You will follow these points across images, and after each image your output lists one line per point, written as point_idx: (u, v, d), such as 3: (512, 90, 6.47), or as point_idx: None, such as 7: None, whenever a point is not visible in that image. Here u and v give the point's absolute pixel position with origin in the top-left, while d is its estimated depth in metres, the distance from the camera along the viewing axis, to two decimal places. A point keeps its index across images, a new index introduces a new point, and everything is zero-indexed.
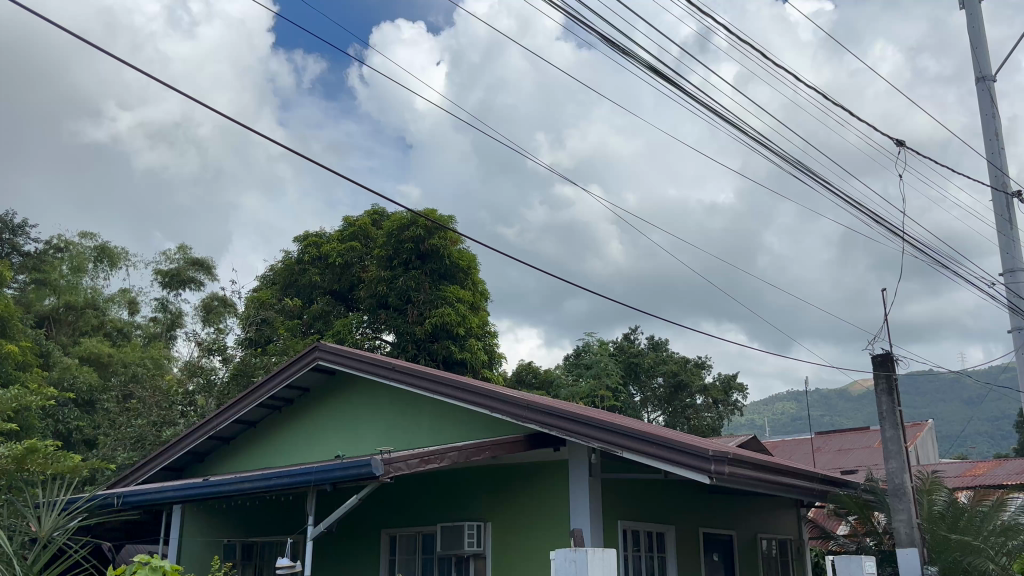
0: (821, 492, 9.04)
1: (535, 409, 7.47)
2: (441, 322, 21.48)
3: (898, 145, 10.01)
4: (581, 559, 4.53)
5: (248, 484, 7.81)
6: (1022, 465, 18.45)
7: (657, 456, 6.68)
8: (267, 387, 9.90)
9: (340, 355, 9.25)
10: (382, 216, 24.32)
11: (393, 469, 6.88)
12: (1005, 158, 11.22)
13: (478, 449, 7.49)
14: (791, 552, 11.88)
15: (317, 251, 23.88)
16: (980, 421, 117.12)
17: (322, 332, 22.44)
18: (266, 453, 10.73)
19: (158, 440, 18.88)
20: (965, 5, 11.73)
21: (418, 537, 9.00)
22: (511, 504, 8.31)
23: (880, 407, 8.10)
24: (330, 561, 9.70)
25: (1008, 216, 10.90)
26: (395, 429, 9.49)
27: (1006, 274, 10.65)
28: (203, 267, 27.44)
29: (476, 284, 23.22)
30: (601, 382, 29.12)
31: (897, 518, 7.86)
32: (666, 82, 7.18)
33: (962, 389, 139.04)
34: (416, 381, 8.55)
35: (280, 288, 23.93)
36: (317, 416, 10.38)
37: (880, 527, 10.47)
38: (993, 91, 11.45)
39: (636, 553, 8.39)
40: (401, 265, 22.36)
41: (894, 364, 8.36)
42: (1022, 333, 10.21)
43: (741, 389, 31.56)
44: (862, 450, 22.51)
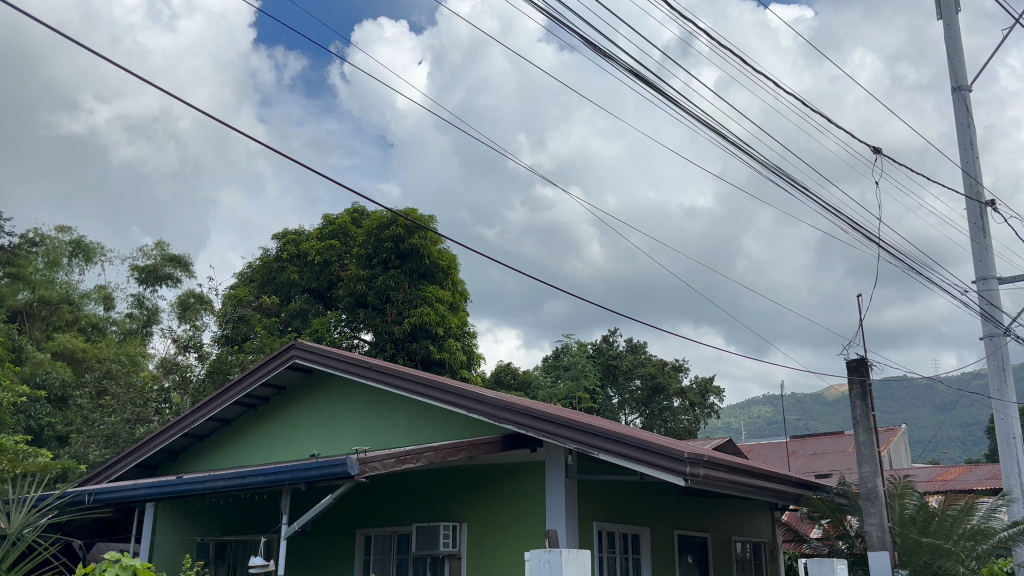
0: (796, 496, 9.10)
1: (512, 409, 7.48)
2: (420, 321, 21.45)
3: (875, 152, 10.16)
4: (555, 559, 4.53)
5: (222, 482, 7.75)
6: (992, 471, 18.70)
7: (634, 458, 6.70)
8: (243, 384, 9.83)
9: (317, 353, 9.19)
10: (362, 214, 24.25)
11: (368, 468, 6.86)
12: (980, 168, 11.38)
13: (454, 449, 7.48)
14: (765, 555, 11.97)
15: (295, 248, 23.74)
16: (953, 427, 118.50)
17: (299, 330, 22.38)
18: (240, 451, 10.66)
19: (132, 438, 18.74)
20: (943, 14, 11.88)
21: (393, 537, 8.97)
22: (487, 505, 8.31)
23: (854, 412, 8.18)
24: (304, 561, 9.64)
25: (981, 224, 11.04)
26: (373, 428, 9.45)
27: (979, 281, 10.83)
28: (181, 264, 27.15)
29: (455, 285, 23.18)
30: (579, 384, 29.20)
31: (869, 522, 7.94)
32: (647, 85, 7.21)
33: (935, 395, 140.71)
34: (394, 380, 8.52)
35: (257, 286, 23.78)
36: (293, 415, 10.32)
37: (852, 530, 10.50)
38: (968, 100, 11.62)
39: (611, 555, 8.42)
40: (381, 264, 22.31)
41: (868, 369, 8.46)
42: (993, 340, 10.37)
43: (718, 393, 31.77)
44: (837, 454, 22.73)
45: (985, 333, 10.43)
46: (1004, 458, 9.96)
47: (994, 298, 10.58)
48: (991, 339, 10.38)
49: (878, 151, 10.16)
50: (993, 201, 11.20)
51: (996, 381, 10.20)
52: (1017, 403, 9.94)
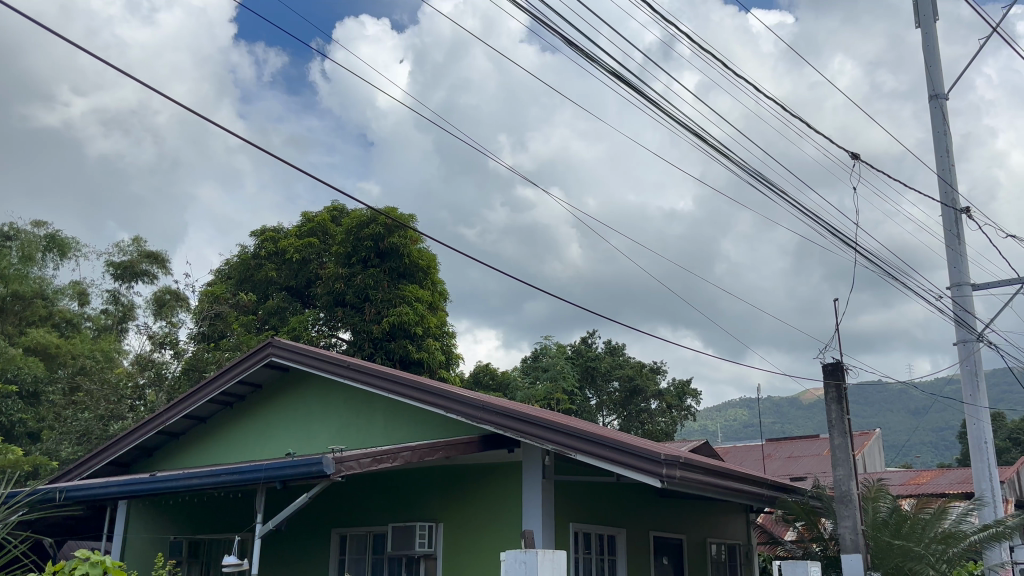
0: (771, 498, 9.16)
1: (490, 409, 7.47)
2: (399, 320, 21.38)
3: (853, 157, 10.26)
4: (531, 559, 4.52)
5: (196, 480, 7.68)
6: (965, 474, 18.90)
7: (610, 459, 6.71)
8: (219, 382, 9.75)
9: (294, 351, 9.13)
10: (341, 212, 24.12)
11: (344, 467, 6.83)
12: (956, 175, 11.50)
13: (431, 449, 7.45)
14: (739, 556, 12.02)
15: (273, 246, 23.57)
16: (926, 431, 119.75)
17: (277, 328, 22.26)
18: (214, 449, 10.59)
19: (105, 434, 18.59)
20: (921, 23, 12.01)
21: (369, 537, 8.93)
22: (464, 506, 8.29)
23: (830, 415, 8.24)
24: (278, 561, 9.58)
25: (956, 230, 11.16)
26: (349, 427, 9.41)
27: (953, 287, 10.94)
28: (157, 260, 26.87)
29: (435, 284, 23.09)
30: (557, 385, 29.23)
31: (842, 525, 8.00)
32: (629, 88, 7.21)
33: (909, 399, 142.20)
34: (371, 379, 8.48)
35: (234, 283, 23.60)
36: (268, 413, 10.25)
37: (826, 533, 10.59)
38: (945, 109, 11.74)
39: (587, 556, 8.42)
40: (360, 262, 22.19)
41: (844, 373, 8.51)
42: (966, 345, 10.48)
43: (695, 395, 31.90)
44: (812, 458, 22.88)
45: (958, 338, 10.54)
46: (975, 462, 10.09)
47: (968, 304, 10.71)
48: (964, 344, 10.49)
49: (856, 156, 10.26)
50: (968, 208, 11.32)
51: (968, 386, 10.32)
52: (989, 408, 10.06)
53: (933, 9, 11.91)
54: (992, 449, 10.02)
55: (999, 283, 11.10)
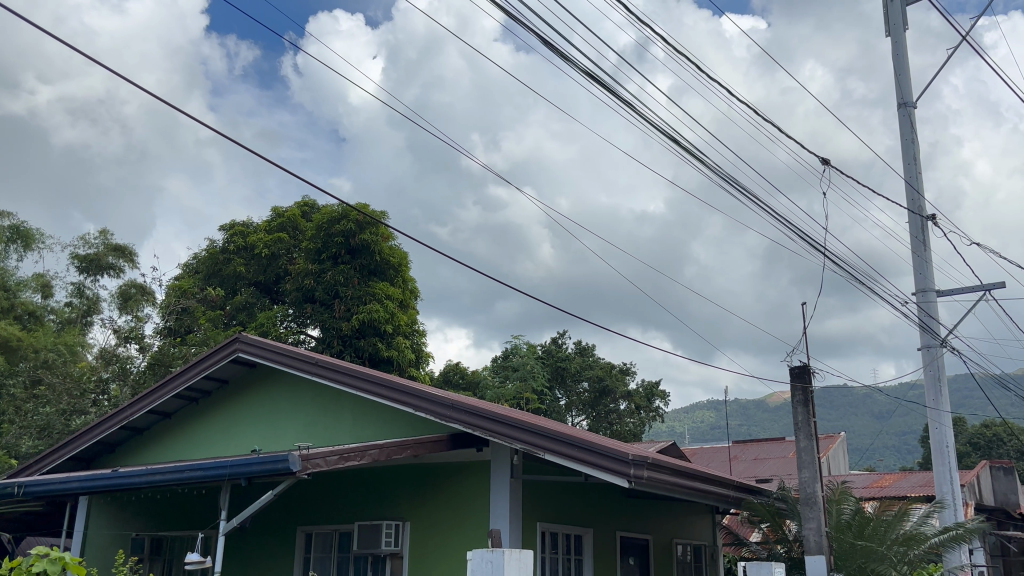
0: (736, 499, 9.21)
1: (459, 408, 7.45)
2: (369, 318, 21.25)
3: (823, 162, 10.36)
4: (498, 559, 4.48)
5: (159, 476, 7.57)
6: (926, 477, 19.20)
7: (579, 459, 6.71)
8: (184, 377, 9.61)
9: (261, 347, 9.03)
10: (312, 208, 23.96)
11: (310, 465, 6.76)
12: (923, 182, 11.66)
13: (399, 448, 7.41)
14: (704, 557, 12.11)
15: (242, 240, 23.35)
16: (890, 435, 121.57)
17: (244, 324, 22.03)
18: (178, 445, 10.45)
19: (66, 429, 18.31)
20: (891, 32, 12.15)
21: (335, 535, 8.85)
22: (431, 504, 8.25)
23: (796, 418, 8.31)
24: (242, 559, 9.47)
25: (922, 237, 11.31)
26: (317, 425, 9.33)
27: (918, 293, 11.09)
28: (124, 254, 26.51)
29: (406, 282, 22.99)
30: (526, 384, 29.24)
31: (807, 527, 8.07)
32: (603, 88, 7.22)
33: (873, 403, 144.25)
34: (340, 376, 8.41)
35: (202, 278, 23.33)
36: (235, 409, 10.14)
37: (790, 534, 10.70)
38: (913, 116, 11.89)
39: (554, 555, 8.42)
40: (330, 259, 21.98)
41: (811, 376, 8.56)
42: (930, 350, 10.63)
43: (664, 396, 32.11)
44: (777, 460, 23.10)
45: (923, 344, 10.68)
46: (937, 466, 10.20)
47: (933, 309, 10.85)
48: (928, 349, 10.64)
49: (826, 162, 10.37)
50: (934, 215, 11.48)
51: (931, 390, 10.44)
52: (951, 412, 10.19)
53: (903, 18, 12.06)
54: (953, 453, 10.13)
55: (963, 289, 11.27)
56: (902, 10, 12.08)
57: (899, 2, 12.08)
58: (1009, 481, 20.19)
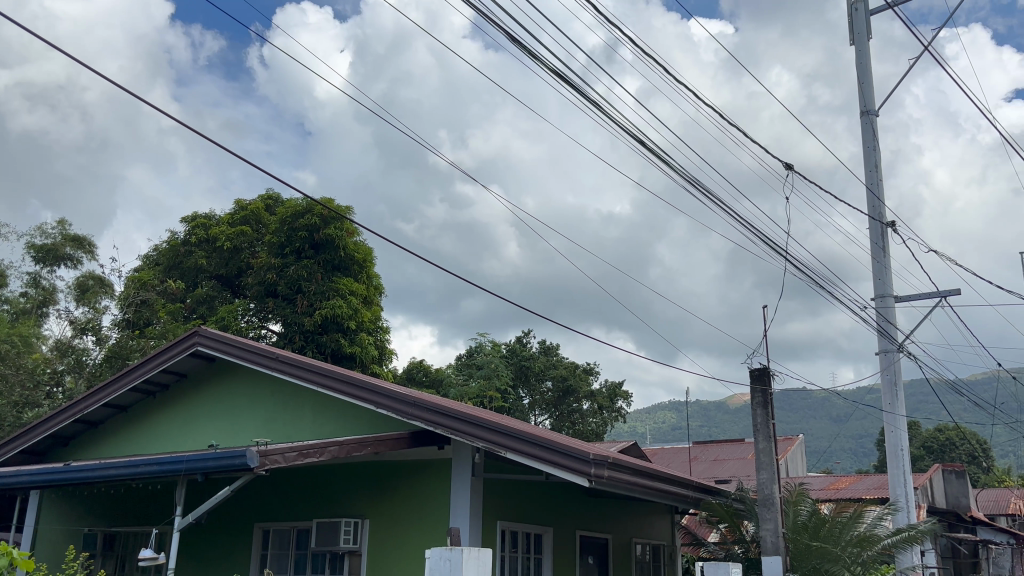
0: (695, 500, 9.27)
1: (420, 405, 7.41)
2: (332, 313, 21.07)
3: (786, 168, 10.49)
4: (456, 558, 4.44)
5: (113, 471, 7.43)
6: (880, 480, 19.53)
7: (540, 457, 6.71)
8: (141, 370, 9.44)
9: (221, 341, 8.90)
10: (275, 201, 23.71)
11: (268, 461, 6.67)
12: (884, 189, 11.83)
13: (359, 445, 7.34)
14: (663, 557, 12.18)
15: (204, 233, 23.02)
16: (846, 438, 123.54)
17: (204, 317, 21.79)
18: (134, 440, 10.27)
19: (18, 422, 17.93)
20: (855, 40, 12.31)
21: (292, 532, 8.76)
22: (391, 502, 8.19)
23: (755, 420, 8.39)
24: (198, 555, 9.34)
25: (882, 243, 11.47)
26: (276, 421, 9.22)
27: (877, 299, 11.24)
28: (83, 245, 26.09)
29: (370, 278, 22.84)
30: (490, 383, 29.21)
31: (764, 527, 8.15)
32: (571, 87, 7.20)
33: (831, 407, 146.42)
34: (301, 372, 8.32)
35: (162, 270, 22.99)
36: (192, 404, 9.99)
37: (748, 535, 10.79)
38: (875, 124, 12.07)
39: (513, 554, 8.41)
40: (293, 253, 21.74)
41: (770, 379, 8.64)
42: (888, 355, 10.78)
43: (626, 397, 32.30)
44: (737, 461, 23.33)
45: (880, 348, 10.83)
46: (891, 468, 10.32)
47: (891, 315, 11.01)
48: (886, 354, 10.79)
49: (790, 167, 10.49)
50: (893, 221, 11.65)
51: (888, 395, 10.60)
52: (906, 416, 10.34)
53: (867, 27, 12.23)
54: (907, 456, 10.27)
55: (920, 296, 11.46)
56: (866, 19, 12.25)
57: (863, 11, 12.25)
58: (961, 483, 20.64)
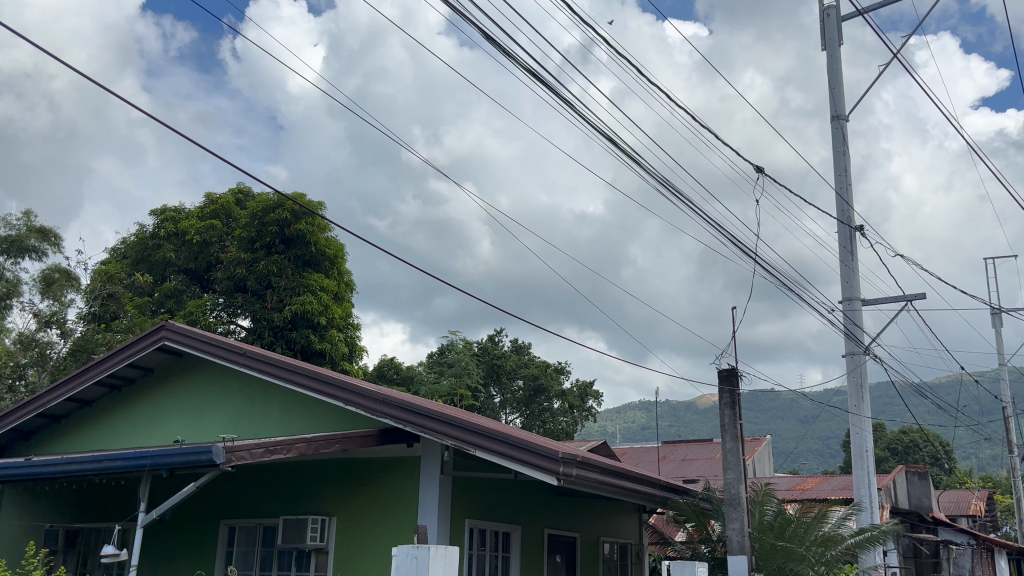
0: (663, 499, 9.32)
1: (389, 402, 7.39)
2: (302, 309, 20.92)
3: (757, 170, 10.58)
4: (423, 556, 4.40)
5: (76, 466, 7.32)
6: (846, 481, 19.77)
7: (509, 455, 6.72)
8: (106, 364, 9.31)
9: (188, 336, 8.80)
10: (246, 195, 23.50)
11: (235, 457, 6.60)
12: (852, 194, 11.98)
13: (327, 442, 7.29)
14: (631, 556, 12.24)
15: (173, 226, 22.76)
16: (813, 439, 124.92)
17: (172, 312, 21.58)
18: (98, 435, 10.14)
19: None
20: (827, 46, 12.45)
21: (258, 529, 8.70)
22: (359, 499, 8.15)
23: (722, 420, 8.45)
24: (162, 552, 9.23)
25: (850, 247, 11.61)
26: (244, 417, 9.14)
27: (845, 301, 11.36)
28: (48, 237, 25.74)
29: (341, 274, 22.71)
30: (461, 381, 29.18)
31: (731, 527, 8.23)
32: (545, 87, 7.18)
33: (799, 408, 148.01)
34: (269, 368, 8.25)
35: (129, 264, 22.71)
36: (158, 399, 9.88)
37: (714, 535, 10.88)
38: (845, 129, 12.21)
39: (481, 552, 8.42)
40: (263, 248, 21.55)
41: (738, 379, 8.71)
42: (854, 357, 10.92)
43: (597, 396, 32.42)
44: (705, 460, 23.50)
45: (847, 351, 10.97)
46: (856, 470, 10.45)
47: (858, 318, 11.14)
48: (852, 356, 10.93)
49: (760, 170, 10.57)
50: (862, 225, 11.78)
51: (854, 397, 10.74)
52: (871, 418, 10.47)
53: (838, 33, 12.37)
54: (872, 457, 10.40)
55: (886, 299, 11.61)
56: (837, 25, 12.38)
57: (835, 17, 12.38)
58: (923, 485, 20.97)
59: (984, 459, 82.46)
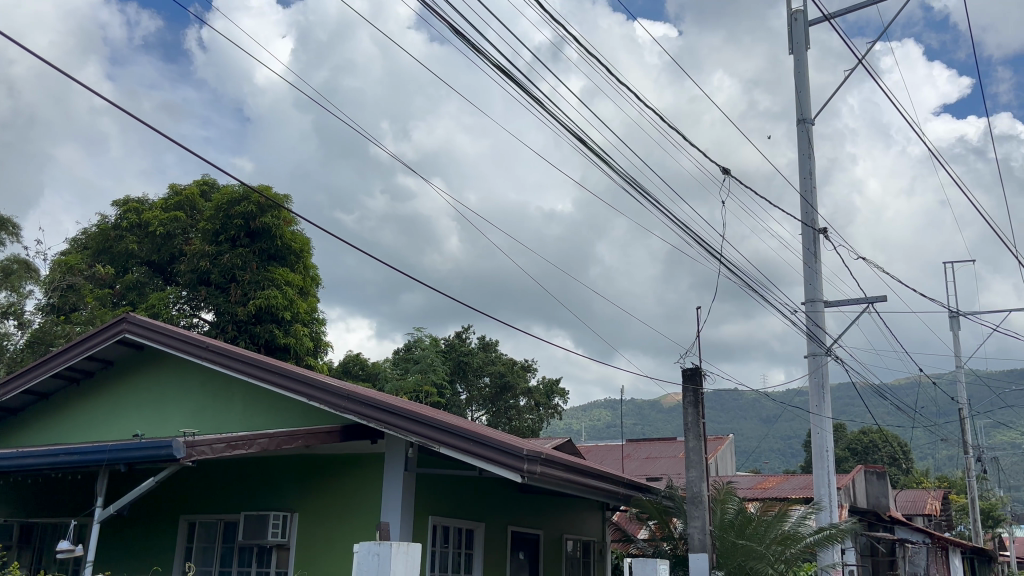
0: (626, 496, 9.37)
1: (354, 399, 7.34)
2: (266, 304, 20.71)
3: (724, 172, 10.66)
4: (385, 553, 4.36)
5: (33, 460, 7.19)
6: (807, 480, 20.05)
7: (473, 453, 6.71)
8: (65, 356, 9.15)
9: (150, 330, 8.67)
10: (211, 187, 23.21)
11: (195, 452, 6.52)
12: (817, 197, 12.12)
13: (290, 438, 7.22)
14: (593, 553, 12.31)
15: (136, 217, 22.41)
16: (776, 439, 126.41)
17: (134, 304, 21.30)
18: (55, 428, 9.97)
19: None
20: (794, 50, 12.59)
21: (219, 525, 8.60)
22: (321, 496, 8.10)
23: (686, 418, 8.50)
24: (120, 549, 9.10)
25: (813, 249, 11.76)
26: (205, 412, 9.03)
27: (807, 303, 11.49)
28: (6, 227, 25.20)
29: (307, 269, 22.54)
30: (426, 377, 29.09)
31: (693, 525, 8.30)
32: (514, 84, 7.13)
33: (762, 407, 149.71)
34: (232, 362, 8.15)
35: (90, 254, 22.34)
36: (118, 392, 9.72)
37: (676, 532, 10.94)
38: (811, 132, 12.35)
39: (444, 549, 8.41)
40: (228, 241, 21.29)
41: (702, 378, 8.78)
42: (816, 358, 11.07)
43: (563, 394, 32.51)
44: (669, 459, 23.66)
45: (809, 351, 11.11)
46: (816, 469, 10.59)
47: (819, 319, 11.27)
48: (814, 357, 11.07)
49: (727, 172, 10.65)
50: (825, 228, 11.94)
51: (815, 397, 10.89)
52: (832, 419, 10.63)
53: (805, 37, 12.51)
54: (832, 457, 10.57)
55: (848, 301, 11.77)
56: (805, 29, 12.52)
57: (802, 22, 12.51)
58: (881, 485, 21.33)
59: (940, 459, 84.06)
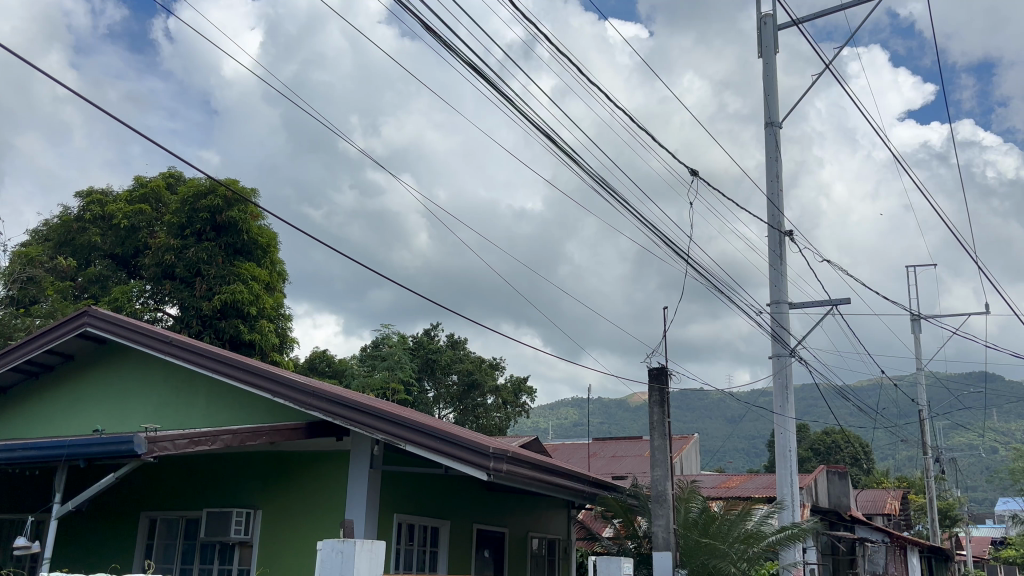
0: (591, 494, 9.40)
1: (320, 396, 7.28)
2: (231, 299, 20.51)
3: (692, 174, 10.76)
4: (349, 550, 4.34)
5: None
6: (770, 479, 20.27)
7: (440, 451, 6.70)
8: (24, 350, 8.98)
9: (112, 323, 8.53)
10: (177, 180, 22.91)
11: (157, 448, 6.41)
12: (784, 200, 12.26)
13: (254, 434, 7.15)
14: (558, 551, 12.36)
15: (99, 209, 22.06)
16: (740, 439, 127.66)
17: (96, 297, 20.96)
18: (13, 422, 9.80)
19: None
20: (763, 53, 12.71)
21: (181, 521, 8.50)
22: (286, 492, 8.04)
23: (651, 417, 8.56)
24: (79, 545, 8.96)
25: (779, 251, 11.88)
26: (168, 407, 8.93)
27: (773, 304, 11.62)
28: None
29: (274, 264, 22.36)
30: (394, 374, 28.96)
31: (657, 523, 8.36)
32: (485, 82, 7.13)
33: (727, 408, 151.10)
34: (195, 358, 8.04)
35: (52, 247, 22.00)
36: (78, 387, 9.57)
37: (641, 531, 10.93)
38: (778, 136, 12.49)
39: (408, 547, 8.38)
40: (194, 235, 21.02)
41: (668, 377, 8.84)
42: (780, 359, 11.19)
43: (531, 393, 32.56)
44: (635, 458, 23.77)
45: (774, 353, 11.23)
46: (780, 469, 10.71)
47: (785, 320, 11.39)
48: (778, 358, 11.20)
49: (694, 173, 10.74)
50: (791, 231, 12.09)
51: (779, 398, 11.03)
52: (795, 419, 10.76)
53: (774, 41, 12.64)
54: (795, 456, 10.69)
55: (812, 303, 11.92)
56: (774, 34, 12.65)
57: (772, 26, 12.64)
58: (842, 484, 21.60)
59: (900, 460, 85.44)
